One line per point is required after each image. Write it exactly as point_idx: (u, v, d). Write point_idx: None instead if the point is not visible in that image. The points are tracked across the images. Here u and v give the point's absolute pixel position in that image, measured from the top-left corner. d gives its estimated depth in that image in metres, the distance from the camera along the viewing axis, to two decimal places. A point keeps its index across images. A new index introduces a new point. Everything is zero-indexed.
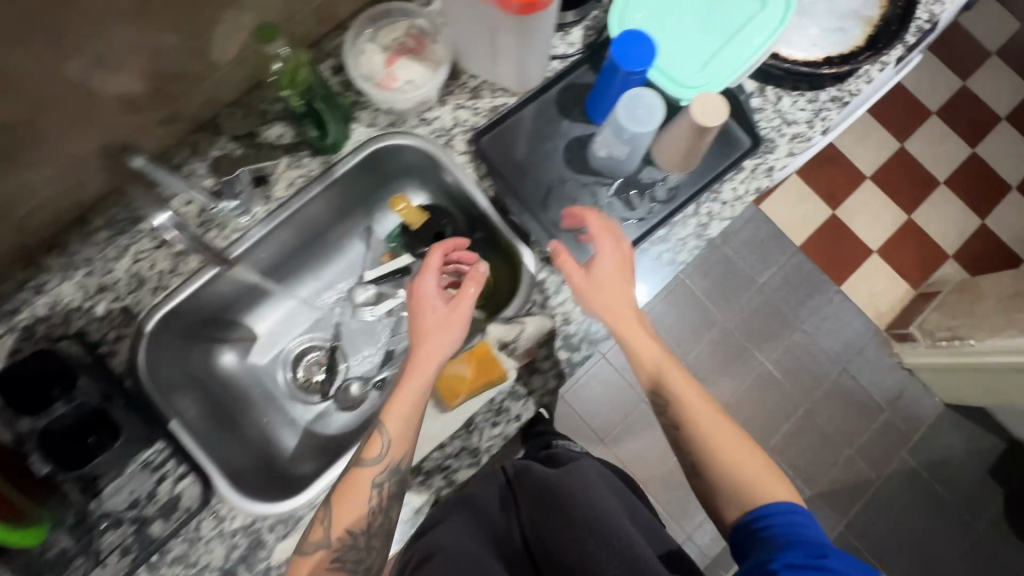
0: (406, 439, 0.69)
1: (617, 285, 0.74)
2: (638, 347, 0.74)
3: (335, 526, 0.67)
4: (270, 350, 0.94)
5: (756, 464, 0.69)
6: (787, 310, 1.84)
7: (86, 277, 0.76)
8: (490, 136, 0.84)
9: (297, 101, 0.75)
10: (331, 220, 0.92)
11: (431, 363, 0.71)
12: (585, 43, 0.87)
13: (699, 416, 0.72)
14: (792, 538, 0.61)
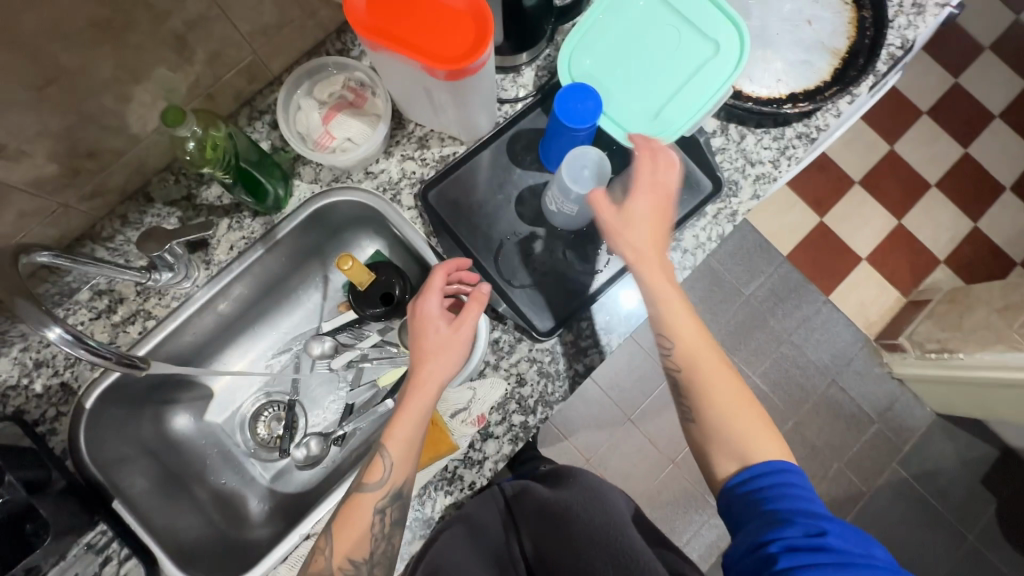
0: (407, 463, 0.67)
1: (644, 230, 0.69)
2: (657, 283, 0.69)
3: (335, 559, 0.65)
4: (227, 408, 0.91)
5: (760, 431, 0.66)
6: (774, 322, 1.80)
7: (23, 353, 0.74)
8: (438, 189, 0.80)
9: (222, 175, 0.68)
10: (283, 274, 0.89)
11: (435, 384, 0.68)
12: (537, 85, 0.84)
13: (710, 375, 0.68)
14: (789, 506, 0.59)
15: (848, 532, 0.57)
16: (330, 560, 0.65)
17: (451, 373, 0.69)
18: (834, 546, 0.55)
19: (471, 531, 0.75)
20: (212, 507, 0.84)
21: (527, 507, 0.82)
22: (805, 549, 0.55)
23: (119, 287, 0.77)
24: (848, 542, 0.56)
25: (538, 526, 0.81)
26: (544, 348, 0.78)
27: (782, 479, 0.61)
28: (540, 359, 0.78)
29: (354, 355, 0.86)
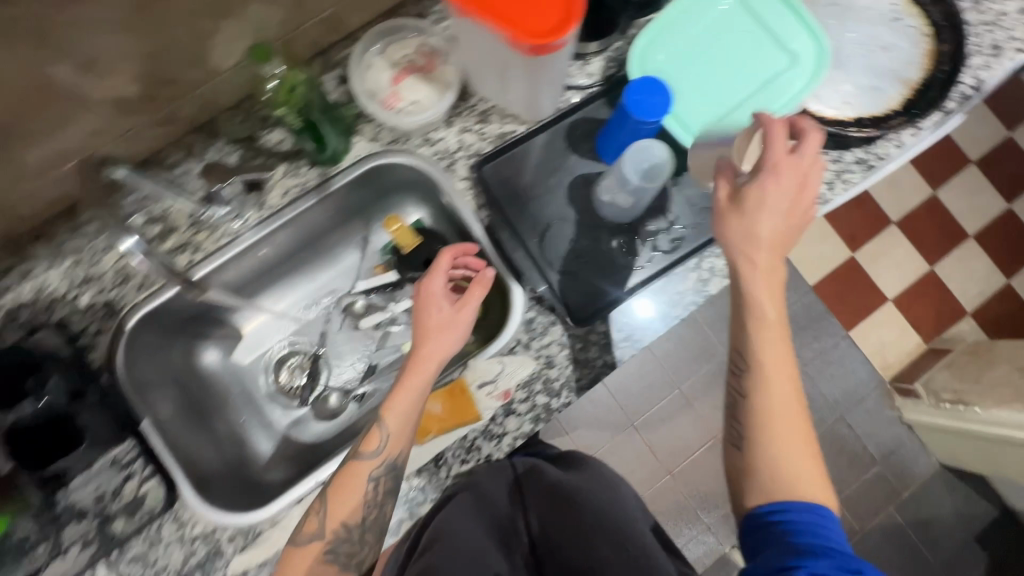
0: (402, 435, 0.68)
1: (773, 227, 0.61)
2: (757, 281, 0.61)
3: (329, 519, 0.68)
4: (254, 350, 0.93)
5: (811, 478, 0.59)
6: (789, 350, 1.78)
7: (74, 267, 0.76)
8: (494, 164, 0.81)
9: (294, 118, 0.73)
10: (327, 228, 0.90)
11: (433, 361, 0.70)
12: (604, 76, 0.84)
13: (781, 389, 0.61)
14: (822, 542, 0.55)
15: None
16: (321, 522, 0.68)
17: (450, 351, 0.71)
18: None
19: (473, 505, 0.77)
20: (230, 444, 0.86)
21: (544, 485, 0.85)
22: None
23: (173, 216, 0.78)
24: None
25: (545, 502, 0.84)
26: (575, 335, 0.79)
27: (816, 513, 0.57)
28: (571, 344, 0.78)
29: (383, 316, 0.93)
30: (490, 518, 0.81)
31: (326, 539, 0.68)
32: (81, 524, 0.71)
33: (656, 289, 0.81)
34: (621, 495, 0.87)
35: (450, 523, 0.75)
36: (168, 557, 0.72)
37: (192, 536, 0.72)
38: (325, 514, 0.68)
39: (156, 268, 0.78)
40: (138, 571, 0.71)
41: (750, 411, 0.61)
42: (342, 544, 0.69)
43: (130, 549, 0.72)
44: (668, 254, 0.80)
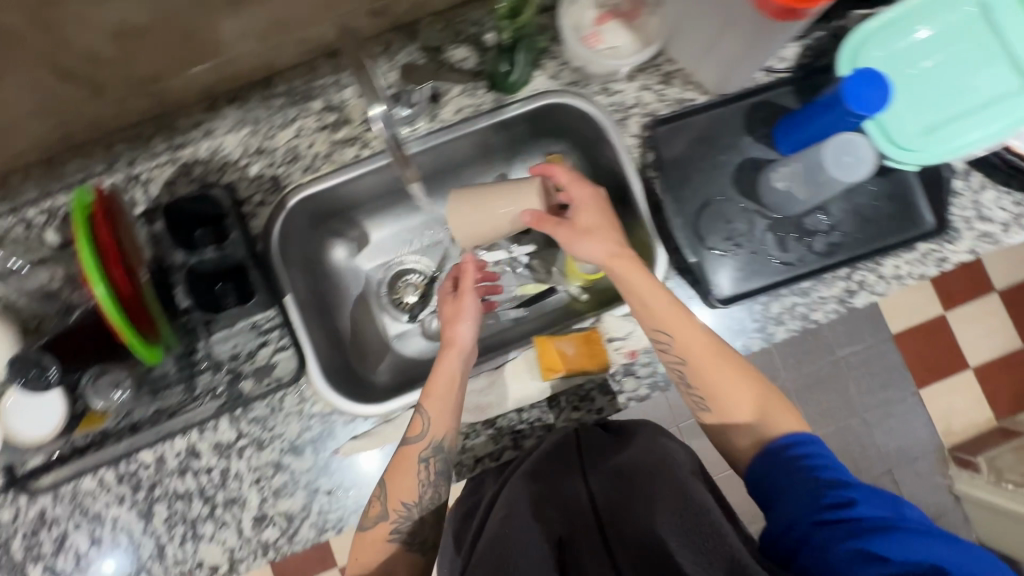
0: (441, 418, 0.69)
1: (627, 263, 0.71)
2: (666, 321, 0.69)
3: (388, 501, 0.68)
4: (376, 258, 0.95)
5: (750, 400, 0.66)
6: (856, 399, 1.56)
7: (250, 136, 0.78)
8: (667, 128, 0.80)
9: (506, 33, 0.75)
10: (474, 157, 0.90)
11: (460, 343, 0.72)
12: (797, 63, 0.82)
13: (725, 377, 0.67)
14: (802, 480, 0.59)
15: (876, 496, 0.55)
16: (385, 505, 0.68)
17: (471, 336, 0.73)
18: (863, 515, 0.54)
19: (538, 472, 0.67)
20: (347, 338, 0.88)
21: (594, 439, 0.72)
22: (833, 521, 0.54)
23: (349, 108, 0.79)
24: (883, 512, 0.54)
25: (612, 484, 0.63)
26: (710, 314, 0.79)
27: (792, 449, 0.61)
28: (705, 322, 0.79)
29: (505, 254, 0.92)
30: (550, 494, 0.63)
31: (389, 521, 0.67)
32: (213, 376, 0.75)
33: (799, 289, 0.79)
34: (675, 453, 0.65)
35: (507, 499, 0.63)
36: (285, 426, 0.76)
37: (311, 412, 0.76)
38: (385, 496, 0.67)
39: (324, 155, 0.80)
40: (256, 432, 0.75)
41: (714, 413, 0.67)
42: (403, 524, 0.67)
43: (253, 410, 0.76)
44: (822, 257, 0.78)
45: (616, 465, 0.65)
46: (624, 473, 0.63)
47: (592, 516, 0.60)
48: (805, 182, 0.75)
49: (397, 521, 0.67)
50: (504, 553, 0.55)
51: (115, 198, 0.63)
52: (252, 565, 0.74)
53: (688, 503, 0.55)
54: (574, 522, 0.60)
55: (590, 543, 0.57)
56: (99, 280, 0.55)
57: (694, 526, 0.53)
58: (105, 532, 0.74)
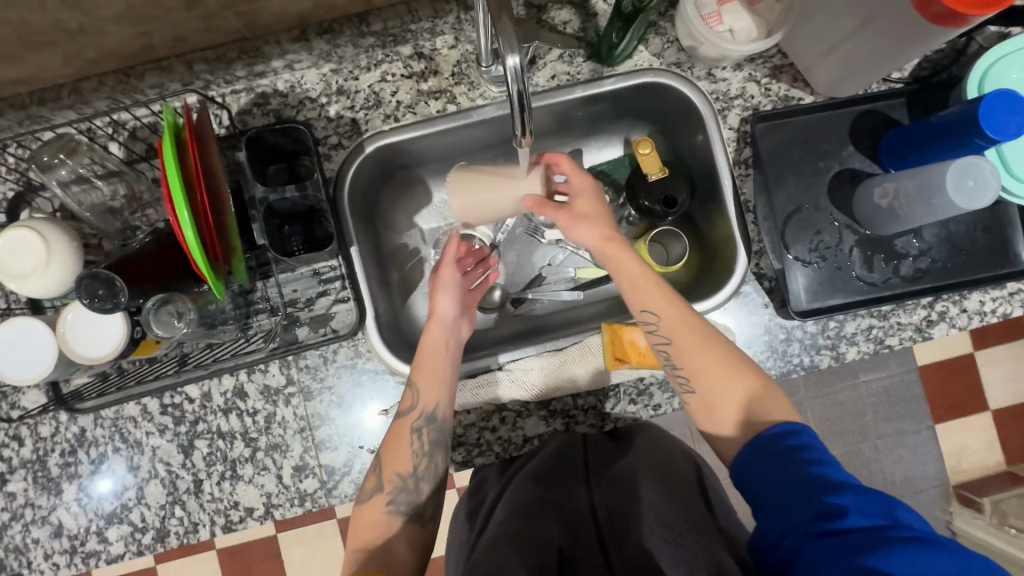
0: (432, 389, 0.68)
1: (631, 259, 0.69)
2: (655, 301, 0.66)
3: (384, 472, 0.66)
4: (437, 220, 0.90)
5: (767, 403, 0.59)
6: (871, 426, 1.41)
7: (332, 74, 0.75)
8: (766, 125, 0.77)
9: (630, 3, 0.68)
10: (553, 129, 0.86)
11: (443, 314, 0.74)
12: (914, 74, 0.77)
13: (735, 379, 0.61)
14: (797, 479, 0.51)
15: (869, 500, 0.48)
16: (380, 477, 0.67)
17: (451, 307, 0.75)
18: (857, 526, 0.46)
19: (545, 475, 0.67)
20: (399, 298, 0.85)
21: (601, 445, 0.73)
22: (830, 533, 0.47)
23: (439, 59, 0.76)
24: (877, 518, 0.46)
25: (613, 494, 0.65)
26: (782, 325, 0.76)
27: (789, 442, 0.54)
28: (774, 333, 0.76)
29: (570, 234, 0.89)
30: (553, 497, 0.65)
31: (387, 490, 0.66)
32: (268, 319, 0.72)
33: (877, 312, 0.76)
34: (678, 462, 0.68)
35: (511, 501, 0.65)
36: (336, 379, 0.74)
37: (364, 368, 0.74)
38: (381, 467, 0.66)
39: (407, 104, 0.76)
40: (306, 380, 0.74)
41: (701, 401, 0.62)
42: (401, 494, 0.66)
43: (305, 358, 0.74)
44: (906, 281, 0.76)
45: (616, 473, 0.67)
46: (624, 482, 0.65)
47: (597, 530, 0.63)
48: (916, 201, 0.69)
49: (393, 492, 0.66)
50: (509, 556, 0.55)
51: (204, 121, 0.59)
52: (288, 513, 0.73)
53: (684, 529, 0.58)
54: (577, 532, 0.62)
55: (590, 556, 0.60)
56: (184, 205, 0.52)
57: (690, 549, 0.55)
58: (144, 459, 0.73)
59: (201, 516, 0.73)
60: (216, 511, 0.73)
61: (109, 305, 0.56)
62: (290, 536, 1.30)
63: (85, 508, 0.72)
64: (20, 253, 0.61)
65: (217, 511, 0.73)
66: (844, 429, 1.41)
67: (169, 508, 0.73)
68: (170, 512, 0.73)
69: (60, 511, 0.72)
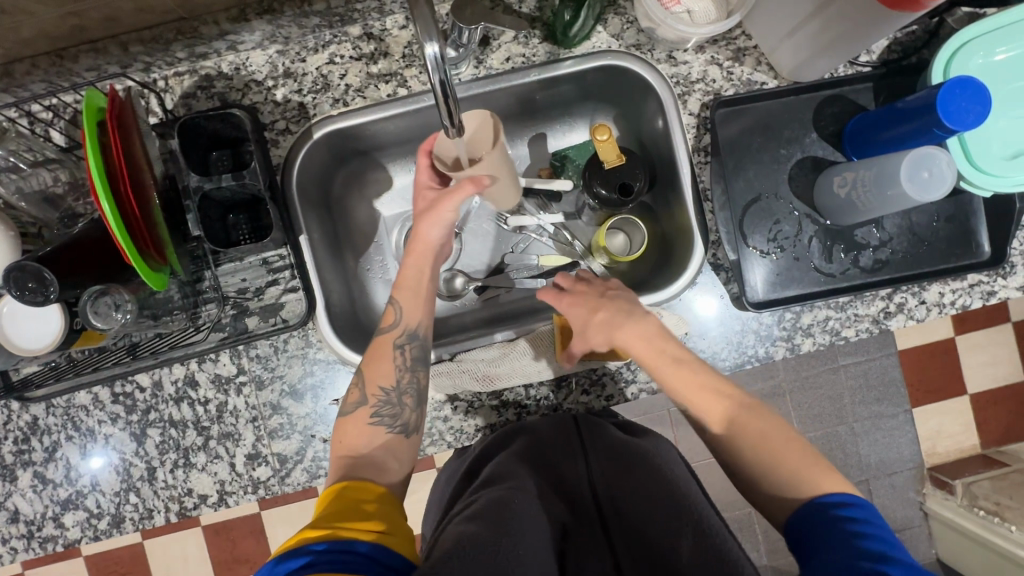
0: (416, 304, 0.68)
1: (643, 346, 0.65)
2: (681, 389, 0.63)
3: (368, 386, 0.65)
4: (398, 206, 0.89)
5: (813, 478, 0.55)
6: (848, 409, 1.41)
7: (278, 55, 0.73)
8: (728, 110, 0.74)
9: None
10: (514, 113, 0.84)
11: (426, 241, 0.70)
12: (883, 58, 0.74)
13: (774, 451, 0.58)
14: (843, 544, 0.48)
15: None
16: (364, 392, 0.64)
17: (438, 237, 0.71)
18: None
19: (533, 455, 0.65)
20: (357, 286, 0.84)
21: (590, 418, 0.70)
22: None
23: (389, 40, 0.73)
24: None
25: (610, 469, 0.63)
26: (738, 316, 0.75)
27: (837, 512, 0.51)
28: (729, 324, 0.75)
29: (531, 220, 0.85)
30: (545, 475, 0.64)
31: (369, 405, 0.63)
32: (216, 309, 0.72)
33: (835, 303, 0.75)
34: (665, 446, 0.67)
35: (500, 468, 0.61)
36: (287, 368, 0.74)
37: (315, 358, 0.74)
38: (362, 381, 0.64)
39: (357, 88, 0.74)
40: (257, 370, 0.74)
41: (744, 483, 0.59)
42: (383, 408, 0.64)
43: (255, 348, 0.73)
44: (865, 273, 0.74)
45: (614, 441, 0.65)
46: (616, 454, 0.64)
47: (597, 512, 0.62)
48: (873, 192, 0.67)
49: (376, 406, 0.64)
50: (503, 524, 0.52)
51: (128, 108, 0.58)
52: (241, 500, 0.73)
53: (679, 507, 0.56)
54: (578, 513, 0.62)
55: (590, 537, 0.60)
56: (105, 194, 0.51)
57: (687, 529, 0.54)
58: (97, 447, 0.73)
59: (155, 503, 0.73)
60: (170, 498, 0.73)
61: (40, 299, 0.55)
62: (274, 514, 1.31)
63: (41, 495, 0.73)
64: None
65: (172, 498, 0.73)
66: (819, 412, 1.42)
67: (124, 494, 0.73)
68: (125, 499, 0.73)
69: (16, 498, 0.73)
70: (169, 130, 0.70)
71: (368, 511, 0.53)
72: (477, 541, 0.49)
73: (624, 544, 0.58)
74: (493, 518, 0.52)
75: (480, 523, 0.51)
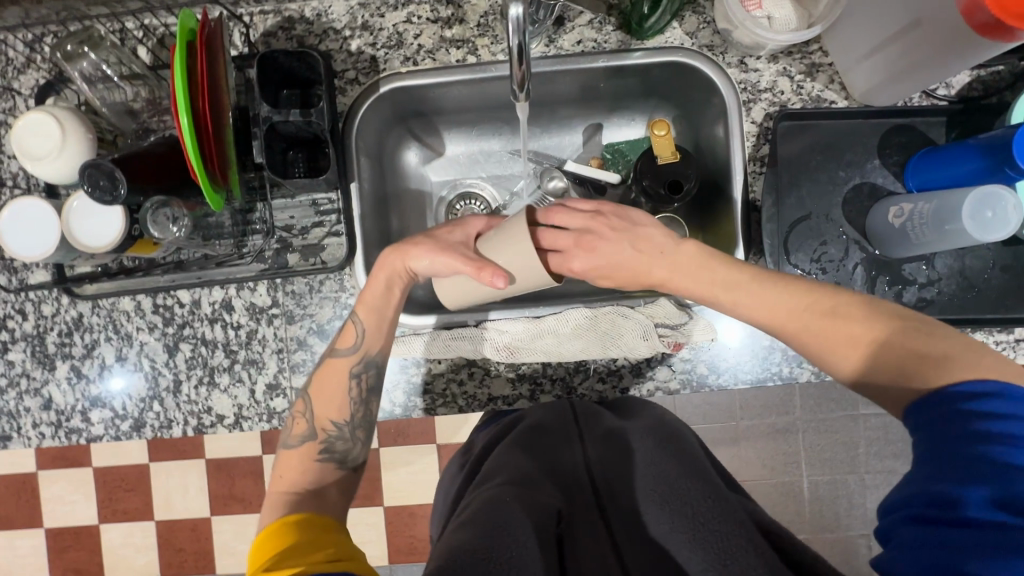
0: (378, 331, 0.69)
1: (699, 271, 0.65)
2: (750, 308, 0.62)
3: (315, 420, 0.67)
4: (448, 173, 0.91)
5: (929, 361, 0.51)
6: (861, 459, 1.36)
7: (359, 7, 0.75)
8: (792, 124, 0.73)
9: None
10: (575, 98, 0.84)
11: (401, 262, 0.70)
12: (962, 94, 0.72)
13: (875, 352, 0.54)
14: (942, 453, 0.45)
15: (1012, 495, 0.41)
16: (311, 423, 0.67)
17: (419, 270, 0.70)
18: (977, 519, 0.41)
19: (531, 444, 0.67)
20: (396, 243, 0.86)
21: (588, 407, 0.73)
22: (929, 523, 0.42)
23: (467, 7, 0.75)
24: (1012, 513, 0.41)
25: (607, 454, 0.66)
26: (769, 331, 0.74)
27: (955, 406, 0.47)
28: (758, 338, 0.74)
29: None
30: (542, 459, 0.66)
31: (319, 439, 0.66)
32: (261, 240, 0.74)
33: None
34: (664, 422, 0.70)
35: (500, 463, 0.64)
36: (318, 308, 0.76)
37: (346, 304, 0.76)
38: (312, 416, 0.67)
39: (428, 49, 0.76)
40: (289, 304, 0.76)
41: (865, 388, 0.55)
42: (336, 442, 0.67)
43: (292, 284, 0.76)
44: (907, 309, 0.72)
45: (608, 430, 0.68)
46: (616, 440, 0.67)
47: (594, 496, 0.62)
48: (930, 225, 0.66)
49: (329, 438, 0.66)
50: (503, 521, 0.52)
51: (219, 30, 0.60)
52: (255, 426, 0.76)
53: (675, 486, 0.58)
54: (572, 497, 0.62)
55: (589, 522, 0.59)
56: (185, 110, 0.55)
57: (690, 509, 0.54)
58: (131, 352, 0.77)
59: (176, 414, 0.77)
60: (190, 413, 0.77)
61: (107, 197, 0.59)
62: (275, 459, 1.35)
63: (73, 388, 0.78)
64: (38, 135, 0.64)
65: (191, 413, 0.77)
66: (832, 457, 1.37)
67: (149, 401, 0.77)
68: (149, 405, 0.77)
69: (51, 387, 0.78)
70: (246, 63, 0.73)
71: (313, 543, 0.55)
72: (474, 551, 0.49)
73: (618, 521, 0.58)
74: (486, 525, 0.52)
75: (474, 529, 0.52)
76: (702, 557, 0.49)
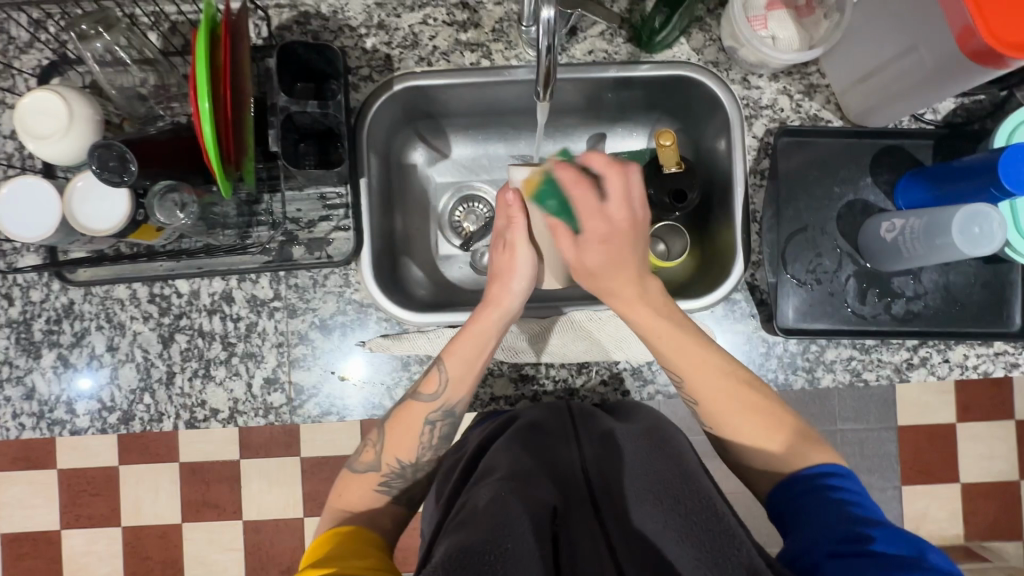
0: (465, 377, 0.67)
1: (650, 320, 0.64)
2: (679, 364, 0.64)
3: (384, 452, 0.67)
4: (452, 175, 0.92)
5: (806, 442, 0.61)
6: None
7: (375, 7, 0.76)
8: (791, 141, 0.77)
9: None
10: (582, 107, 0.87)
11: (502, 301, 0.69)
12: (947, 120, 0.77)
13: (769, 432, 0.62)
14: (819, 516, 0.54)
15: (898, 535, 0.50)
16: (380, 453, 0.67)
17: (520, 297, 0.69)
18: (881, 551, 0.49)
19: (529, 441, 0.66)
20: (400, 241, 0.85)
21: (583, 409, 0.72)
22: (847, 554, 0.49)
23: (483, 13, 0.77)
24: (905, 547, 0.49)
25: (602, 451, 0.65)
26: (766, 339, 0.76)
27: (834, 479, 0.57)
28: (755, 344, 0.76)
29: None
30: (540, 458, 0.64)
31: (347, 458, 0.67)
32: (267, 232, 0.73)
33: (860, 345, 0.76)
34: (660, 421, 0.70)
35: (496, 459, 0.63)
36: (322, 302, 0.75)
37: (350, 299, 0.76)
38: (383, 447, 0.67)
39: (443, 51, 0.77)
40: (291, 298, 0.75)
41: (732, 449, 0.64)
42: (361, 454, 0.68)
43: (295, 277, 0.75)
44: (895, 321, 0.76)
45: (605, 429, 0.66)
46: (611, 441, 0.64)
47: (589, 494, 0.62)
48: (919, 240, 0.69)
49: (388, 475, 0.66)
50: (495, 522, 0.51)
51: (242, 22, 0.60)
52: (251, 421, 0.74)
53: (670, 485, 0.58)
54: (567, 493, 0.62)
55: (584, 519, 0.59)
56: (206, 94, 0.54)
57: (682, 507, 0.55)
58: (123, 341, 0.75)
59: (168, 407, 0.75)
60: (183, 406, 0.75)
61: (116, 178, 0.58)
62: (253, 464, 1.30)
63: (59, 377, 0.75)
64: (44, 114, 0.63)
65: (184, 405, 0.75)
66: None
67: (139, 393, 0.75)
68: (139, 398, 0.75)
69: (35, 375, 0.75)
70: (260, 54, 0.73)
71: (354, 550, 0.57)
72: (471, 549, 0.48)
73: (614, 522, 0.57)
74: (485, 522, 0.51)
75: (470, 530, 0.50)
76: (695, 554, 0.51)
